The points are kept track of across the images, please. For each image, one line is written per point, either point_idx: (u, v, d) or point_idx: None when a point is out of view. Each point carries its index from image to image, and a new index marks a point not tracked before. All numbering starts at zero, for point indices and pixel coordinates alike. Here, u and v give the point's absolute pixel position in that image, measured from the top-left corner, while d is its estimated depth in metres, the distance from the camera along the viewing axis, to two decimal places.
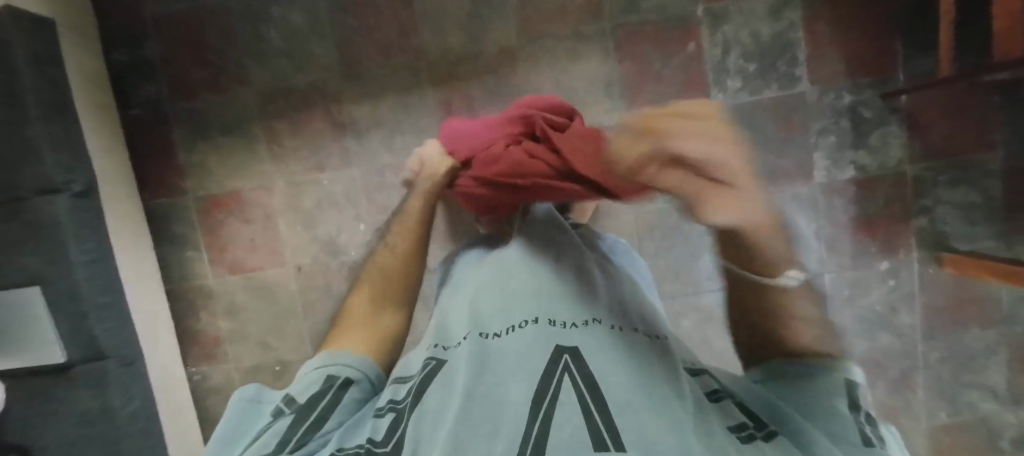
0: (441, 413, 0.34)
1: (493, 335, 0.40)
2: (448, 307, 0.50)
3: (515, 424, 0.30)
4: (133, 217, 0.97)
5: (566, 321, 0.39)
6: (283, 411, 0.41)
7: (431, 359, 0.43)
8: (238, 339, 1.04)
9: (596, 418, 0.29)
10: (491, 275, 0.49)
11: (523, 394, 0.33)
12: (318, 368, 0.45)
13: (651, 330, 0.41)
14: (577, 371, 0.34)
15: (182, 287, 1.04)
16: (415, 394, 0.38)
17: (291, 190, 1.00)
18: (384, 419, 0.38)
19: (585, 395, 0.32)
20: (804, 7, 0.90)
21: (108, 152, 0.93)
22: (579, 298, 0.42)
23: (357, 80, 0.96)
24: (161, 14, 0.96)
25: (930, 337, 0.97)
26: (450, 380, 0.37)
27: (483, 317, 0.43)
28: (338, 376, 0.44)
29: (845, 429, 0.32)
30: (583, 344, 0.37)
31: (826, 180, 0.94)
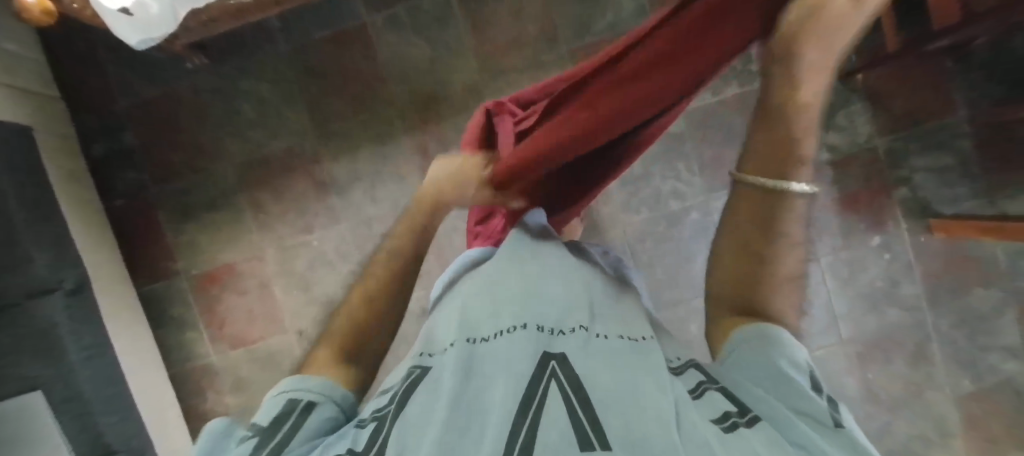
0: (425, 419, 0.27)
1: (481, 341, 0.34)
2: (437, 319, 0.44)
3: (502, 423, 0.25)
4: (128, 305, 0.97)
5: (553, 329, 0.35)
6: (244, 438, 0.32)
7: (415, 368, 0.36)
8: (247, 413, 1.02)
9: (580, 416, 0.25)
10: (473, 284, 0.44)
11: (508, 393, 0.28)
12: (285, 392, 0.35)
13: (638, 334, 0.36)
14: (564, 375, 0.29)
15: (186, 369, 1.03)
16: (399, 400, 0.31)
17: (282, 255, 1.00)
18: (365, 430, 0.30)
19: (573, 396, 0.27)
20: None
21: (96, 245, 0.94)
22: (564, 305, 0.38)
23: (332, 138, 0.98)
24: (134, 103, 0.99)
25: (936, 303, 0.96)
26: (434, 387, 0.31)
27: (469, 320, 0.38)
28: (305, 399, 0.34)
29: (809, 407, 0.27)
30: (570, 350, 0.32)
31: None
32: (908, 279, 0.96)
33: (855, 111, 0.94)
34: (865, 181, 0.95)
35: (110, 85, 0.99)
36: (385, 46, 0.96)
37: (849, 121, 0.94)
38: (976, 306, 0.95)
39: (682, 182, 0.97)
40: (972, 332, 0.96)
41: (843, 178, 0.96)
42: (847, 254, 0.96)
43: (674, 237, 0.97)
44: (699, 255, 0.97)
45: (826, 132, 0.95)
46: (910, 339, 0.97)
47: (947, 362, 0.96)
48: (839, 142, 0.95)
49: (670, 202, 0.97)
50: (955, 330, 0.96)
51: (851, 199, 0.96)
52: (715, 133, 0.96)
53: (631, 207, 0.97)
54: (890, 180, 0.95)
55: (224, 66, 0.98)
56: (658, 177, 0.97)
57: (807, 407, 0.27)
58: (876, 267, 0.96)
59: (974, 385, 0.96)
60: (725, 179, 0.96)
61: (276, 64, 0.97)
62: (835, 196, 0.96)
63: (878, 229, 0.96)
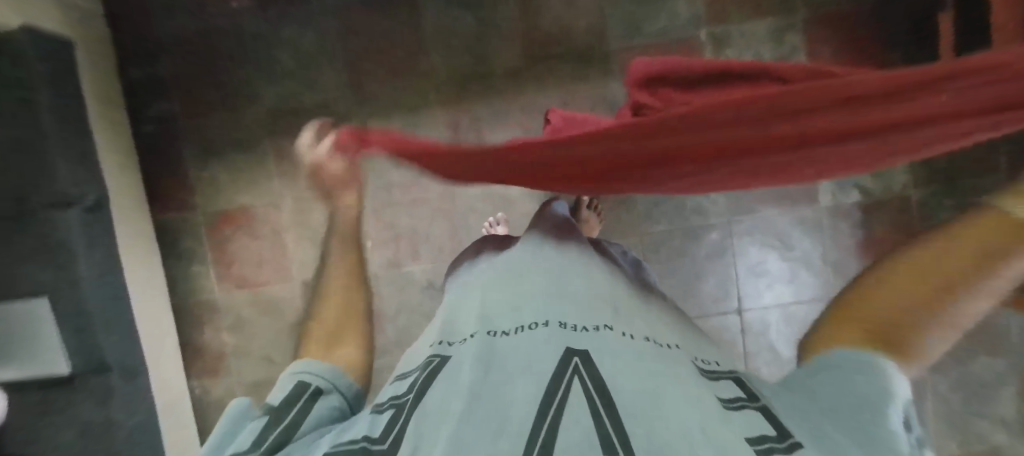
0: (444, 413, 0.27)
1: (502, 335, 0.34)
2: (457, 308, 0.44)
3: (522, 421, 0.25)
4: (142, 231, 0.98)
5: (577, 324, 0.34)
6: (257, 414, 0.36)
7: (435, 357, 0.36)
8: (241, 354, 1.04)
9: (604, 421, 0.24)
10: (496, 275, 0.44)
11: (529, 390, 0.27)
12: (294, 377, 0.40)
13: (662, 340, 0.36)
14: (587, 374, 0.28)
15: (188, 301, 1.04)
16: (419, 391, 0.31)
17: (299, 206, 1.01)
18: (383, 417, 0.30)
19: (595, 398, 0.26)
20: (807, 33, 0.91)
21: (120, 167, 0.94)
22: (589, 302, 0.37)
23: (366, 98, 0.98)
24: (175, 32, 0.99)
25: (938, 362, 0.96)
26: (455, 378, 0.31)
27: (490, 314, 0.38)
28: (314, 384, 0.39)
29: (883, 433, 0.28)
30: (595, 348, 0.31)
31: (831, 203, 0.94)
32: None
33: None
34: (890, 230, 0.94)
35: (153, 11, 0.99)
36: (433, 15, 0.95)
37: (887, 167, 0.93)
38: (979, 372, 0.95)
39: (707, 200, 0.96)
40: (968, 397, 0.95)
41: (869, 223, 0.94)
42: None
43: (689, 254, 0.97)
44: (710, 276, 0.97)
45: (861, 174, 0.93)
46: (905, 393, 0.97)
47: (938, 422, 0.96)
48: (872, 187, 0.94)
49: (691, 218, 0.96)
50: (952, 392, 0.96)
51: (873, 245, 0.95)
52: None
53: (652, 216, 0.97)
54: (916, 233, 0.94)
55: (270, 9, 0.97)
56: None
57: (876, 432, 0.28)
58: None
59: (961, 448, 0.96)
60: (751, 204, 0.95)
61: (322, 15, 0.97)
62: (858, 239, 0.95)
63: None
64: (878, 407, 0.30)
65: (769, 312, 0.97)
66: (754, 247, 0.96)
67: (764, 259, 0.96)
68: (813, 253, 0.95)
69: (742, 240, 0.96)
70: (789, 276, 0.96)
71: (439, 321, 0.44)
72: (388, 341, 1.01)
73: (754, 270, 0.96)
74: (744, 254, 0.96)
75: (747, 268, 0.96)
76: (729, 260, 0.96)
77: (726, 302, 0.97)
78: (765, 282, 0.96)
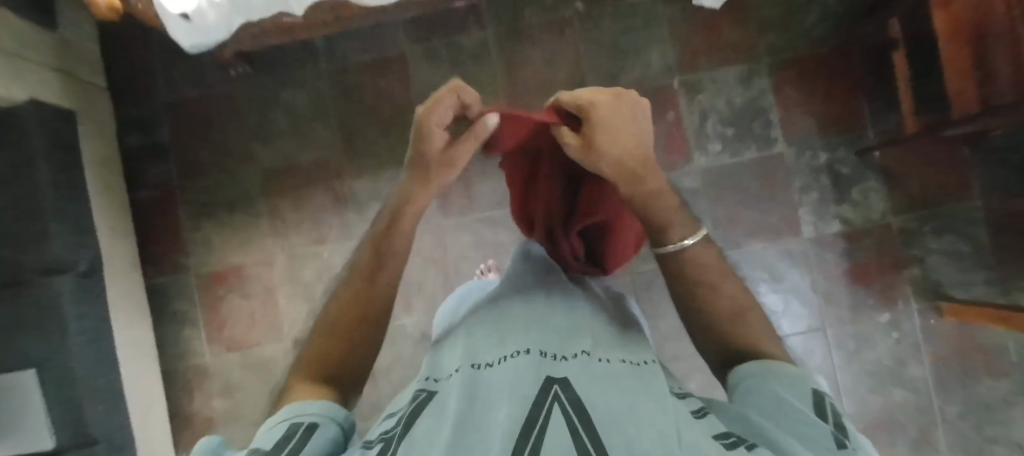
0: (431, 441, 0.27)
1: (486, 367, 0.35)
2: (444, 347, 0.44)
3: (504, 442, 0.25)
4: (134, 295, 0.98)
5: (557, 354, 0.35)
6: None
7: (422, 391, 0.36)
8: (232, 419, 1.01)
9: (583, 439, 0.25)
10: (483, 313, 0.45)
11: (511, 413, 0.28)
12: (285, 416, 0.34)
13: (637, 358, 0.38)
14: (567, 398, 0.29)
15: (179, 366, 1.03)
16: (406, 423, 0.31)
17: (292, 263, 1.02)
18: (372, 451, 0.30)
19: (573, 418, 0.27)
20: (772, 75, 0.97)
21: (115, 233, 0.96)
22: (568, 335, 0.38)
23: (357, 155, 1.01)
24: (174, 103, 1.04)
25: (943, 389, 0.94)
26: (441, 410, 0.31)
27: (475, 349, 0.38)
28: (309, 420, 0.34)
29: (817, 432, 0.29)
30: (573, 374, 0.32)
31: (814, 233, 0.96)
32: (915, 361, 0.95)
33: (871, 187, 0.96)
34: (876, 257, 0.95)
35: (154, 84, 1.04)
36: (420, 76, 1.01)
37: (864, 196, 0.96)
38: (985, 397, 0.93)
39: None
40: (979, 423, 0.93)
41: (854, 251, 0.96)
42: (854, 328, 0.96)
43: None
44: None
45: (840, 204, 0.96)
46: (914, 424, 0.94)
47: (952, 452, 0.94)
48: (853, 216, 0.96)
49: None
50: (962, 419, 0.94)
51: (861, 273, 0.96)
52: (730, 192, 0.97)
53: (641, 256, 0.98)
54: (902, 259, 0.95)
55: (265, 77, 1.02)
56: None
57: (815, 435, 0.28)
58: (882, 346, 0.95)
59: None
60: (737, 239, 0.97)
61: (314, 81, 1.02)
62: (845, 268, 0.96)
63: (887, 306, 0.95)
64: (800, 408, 0.31)
65: None
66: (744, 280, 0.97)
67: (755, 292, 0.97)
68: (802, 283, 0.96)
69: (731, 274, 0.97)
70: (782, 307, 0.97)
71: (426, 360, 0.44)
72: (382, 397, 0.99)
73: None
74: None
75: None
76: None
77: None
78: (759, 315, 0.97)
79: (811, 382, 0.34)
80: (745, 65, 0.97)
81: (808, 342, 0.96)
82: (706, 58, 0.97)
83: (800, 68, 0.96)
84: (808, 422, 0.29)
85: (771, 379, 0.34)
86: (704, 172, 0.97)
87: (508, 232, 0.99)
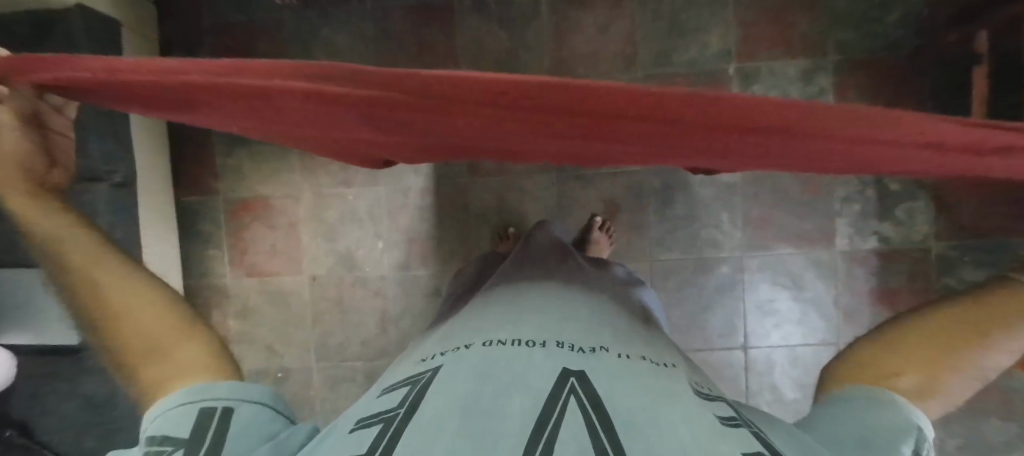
0: (440, 421, 0.26)
1: (498, 347, 0.34)
2: (454, 326, 0.44)
3: (520, 434, 0.25)
4: (163, 211, 1.00)
5: (574, 345, 0.34)
6: (158, 453, 0.30)
7: (425, 369, 0.36)
8: (244, 340, 1.05)
9: (602, 438, 0.25)
10: (495, 299, 0.44)
11: (526, 404, 0.27)
12: (183, 401, 0.33)
13: (659, 359, 0.37)
14: (584, 393, 0.28)
15: (200, 283, 1.07)
16: (411, 402, 0.30)
17: (317, 202, 1.03)
18: (370, 428, 0.29)
19: (592, 417, 0.27)
20: (837, 75, 0.91)
21: (150, 148, 0.97)
22: (585, 326, 0.38)
23: None
24: (217, 24, 1.02)
25: (948, 422, 0.93)
26: (448, 388, 0.30)
27: (489, 329, 0.38)
28: (218, 406, 0.34)
29: None
30: (591, 368, 0.32)
31: (848, 247, 0.93)
32: None
33: (917, 207, 0.91)
34: (908, 280, 0.92)
35: (199, 1, 1.02)
36: (466, 28, 0.97)
37: (908, 216, 0.91)
38: (989, 436, 0.92)
39: (721, 233, 0.95)
40: None
41: (885, 271, 0.93)
42: None
43: (698, 285, 0.96)
44: (717, 310, 0.96)
45: (880, 221, 0.92)
46: None
47: None
48: (892, 234, 0.92)
49: (703, 249, 0.96)
50: (959, 453, 0.93)
51: (889, 294, 0.93)
52: (767, 192, 0.94)
53: (663, 244, 0.97)
54: (935, 287, 0.92)
55: (309, 10, 1.00)
56: (699, 221, 0.96)
57: None
58: None
59: None
60: (765, 241, 0.94)
61: (358, 19, 0.99)
62: (872, 286, 0.93)
63: None
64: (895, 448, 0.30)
65: (775, 352, 0.96)
66: (764, 285, 0.95)
67: (774, 297, 0.95)
68: (824, 296, 0.94)
69: (753, 276, 0.95)
70: (799, 317, 0.95)
71: (436, 336, 0.44)
72: (389, 343, 1.02)
73: (762, 308, 0.95)
74: (753, 291, 0.95)
75: (755, 305, 0.95)
76: (738, 295, 0.95)
77: (733, 336, 0.96)
78: (773, 321, 0.95)
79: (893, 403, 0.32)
80: (809, 60, 0.91)
81: (819, 355, 0.94)
82: (767, 48, 0.92)
83: (869, 71, 0.90)
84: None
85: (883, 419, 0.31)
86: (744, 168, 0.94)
87: (534, 201, 0.98)
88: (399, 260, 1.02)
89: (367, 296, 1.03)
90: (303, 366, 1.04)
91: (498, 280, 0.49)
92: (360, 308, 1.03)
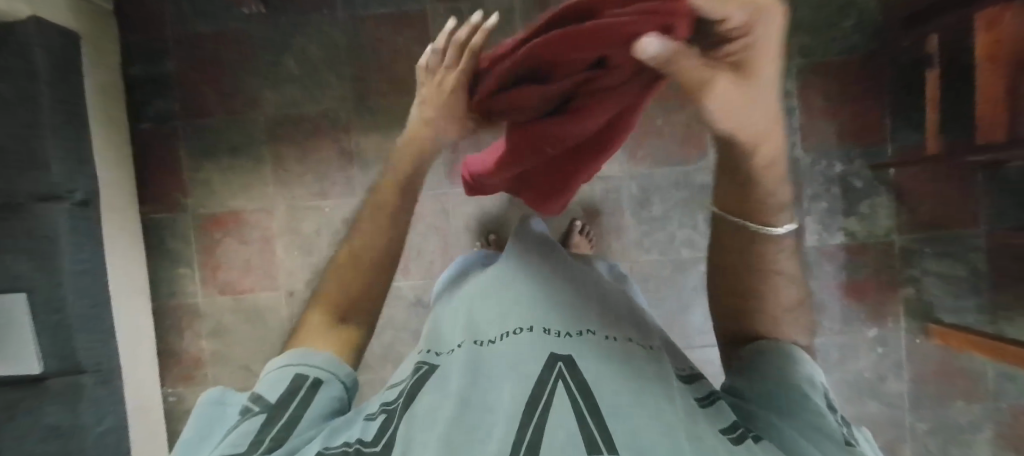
0: (434, 416, 0.28)
1: (487, 342, 0.34)
2: (445, 319, 0.44)
3: (508, 424, 0.26)
4: (129, 230, 0.97)
5: (561, 331, 0.34)
6: (250, 415, 0.33)
7: (423, 363, 0.36)
8: (219, 360, 1.02)
9: (589, 424, 0.25)
10: (488, 288, 0.44)
11: (516, 393, 0.28)
12: (285, 363, 0.37)
13: (644, 340, 0.37)
14: (572, 379, 0.29)
15: (169, 304, 1.02)
16: (409, 394, 0.32)
17: (292, 215, 1.00)
18: (375, 420, 0.31)
19: (579, 401, 0.27)
20: (799, 78, 0.94)
21: (113, 163, 0.94)
22: (572, 313, 0.38)
23: (369, 113, 0.99)
24: (183, 34, 0.99)
25: (917, 407, 0.97)
26: (442, 384, 0.31)
27: (478, 322, 0.38)
28: (311, 375, 0.36)
29: (828, 427, 0.31)
30: (577, 352, 0.32)
31: (818, 243, 0.97)
32: (895, 377, 0.97)
33: (879, 203, 0.95)
34: (874, 272, 0.96)
35: (161, 12, 0.99)
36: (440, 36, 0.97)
37: (872, 211, 0.96)
38: (955, 419, 0.96)
39: (698, 232, 0.97)
40: (945, 443, 0.96)
41: (853, 265, 0.97)
42: (840, 339, 0.97)
43: (676, 284, 0.98)
44: (697, 309, 0.98)
45: (846, 217, 0.96)
46: (883, 436, 0.97)
47: None
48: (858, 229, 0.96)
49: (682, 249, 0.98)
50: (929, 436, 0.97)
51: (857, 286, 0.97)
52: None
53: (642, 246, 0.98)
54: (898, 278, 0.96)
55: (280, 20, 0.98)
56: (675, 223, 0.98)
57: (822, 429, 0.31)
58: (866, 360, 0.98)
59: None
60: None
61: (330, 28, 0.98)
62: (842, 280, 0.97)
63: (877, 322, 0.97)
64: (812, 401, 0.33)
65: None
66: None
67: None
68: None
69: None
70: None
71: (428, 328, 0.45)
72: (371, 357, 1.00)
73: None
74: None
75: None
76: None
77: (710, 334, 0.98)
78: None
79: (807, 368, 0.36)
80: None
81: None
82: None
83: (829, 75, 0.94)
84: (832, 427, 0.31)
85: (798, 372, 0.35)
86: None
87: (512, 208, 0.98)
88: None
89: None
90: None
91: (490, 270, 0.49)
92: None
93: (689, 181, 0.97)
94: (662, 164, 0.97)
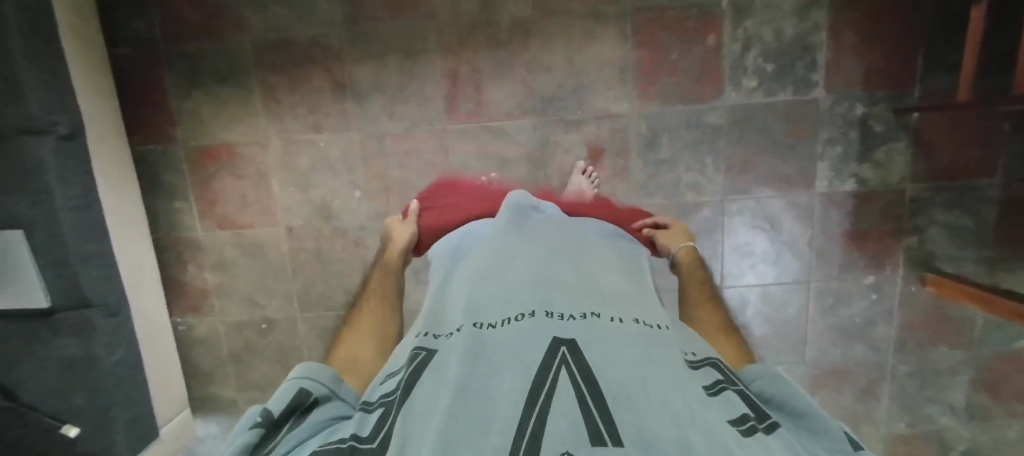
0: (431, 408, 0.26)
1: (489, 327, 0.33)
2: (444, 299, 0.42)
3: (510, 414, 0.23)
4: (120, 163, 0.94)
5: (564, 314, 0.33)
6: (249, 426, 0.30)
7: (420, 349, 0.34)
8: (224, 292, 1.04)
9: (592, 413, 0.24)
10: (482, 263, 0.43)
11: (517, 384, 0.26)
12: (295, 377, 0.35)
13: (651, 321, 0.35)
14: (575, 365, 0.28)
15: (169, 237, 1.03)
16: (404, 385, 0.29)
17: (286, 150, 0.97)
18: (372, 415, 0.29)
19: (584, 390, 0.26)
20: (832, 8, 0.86)
21: (95, 92, 0.89)
22: (575, 292, 0.37)
23: (364, 39, 0.92)
24: None
25: (901, 351, 1.00)
26: (440, 370, 0.29)
27: (475, 304, 0.36)
28: (315, 392, 0.34)
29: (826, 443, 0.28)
30: (581, 337, 0.31)
31: (826, 189, 0.94)
32: (884, 323, 0.99)
33: (897, 150, 0.91)
34: (880, 221, 0.95)
35: None
36: None
37: (888, 158, 0.92)
38: (937, 362, 0.99)
39: (704, 176, 0.94)
40: (922, 385, 1.01)
41: (860, 213, 0.95)
42: (836, 286, 0.98)
43: None
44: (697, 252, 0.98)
45: (861, 164, 0.93)
46: (865, 377, 1.02)
47: (888, 403, 1.03)
48: (870, 176, 0.93)
49: (686, 193, 0.95)
50: (907, 378, 1.01)
51: (860, 234, 0.96)
52: (752, 134, 0.92)
53: (647, 188, 0.96)
54: (904, 227, 0.95)
55: None
56: (683, 165, 0.94)
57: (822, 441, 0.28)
58: (859, 305, 0.99)
59: (904, 428, 1.03)
60: (747, 185, 0.94)
61: None
62: (846, 228, 0.96)
63: (875, 269, 0.97)
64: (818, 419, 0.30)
65: (750, 290, 0.99)
66: (742, 228, 0.97)
67: (751, 240, 0.97)
68: (799, 238, 0.96)
69: (732, 219, 0.96)
70: (773, 257, 0.98)
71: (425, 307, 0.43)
72: None
73: (739, 250, 0.98)
74: (731, 235, 0.97)
75: (733, 248, 0.98)
76: (717, 238, 0.97)
77: None
78: (748, 262, 0.98)
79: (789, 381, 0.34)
80: None
81: (791, 293, 0.99)
82: None
83: (865, 5, 0.86)
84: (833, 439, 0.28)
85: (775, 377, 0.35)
86: (731, 109, 0.91)
87: (514, 147, 0.95)
88: (378, 211, 0.99)
89: (347, 247, 1.01)
90: (287, 316, 1.04)
91: (480, 246, 0.48)
92: (341, 259, 1.01)
93: (700, 121, 0.92)
94: (673, 103, 0.92)
